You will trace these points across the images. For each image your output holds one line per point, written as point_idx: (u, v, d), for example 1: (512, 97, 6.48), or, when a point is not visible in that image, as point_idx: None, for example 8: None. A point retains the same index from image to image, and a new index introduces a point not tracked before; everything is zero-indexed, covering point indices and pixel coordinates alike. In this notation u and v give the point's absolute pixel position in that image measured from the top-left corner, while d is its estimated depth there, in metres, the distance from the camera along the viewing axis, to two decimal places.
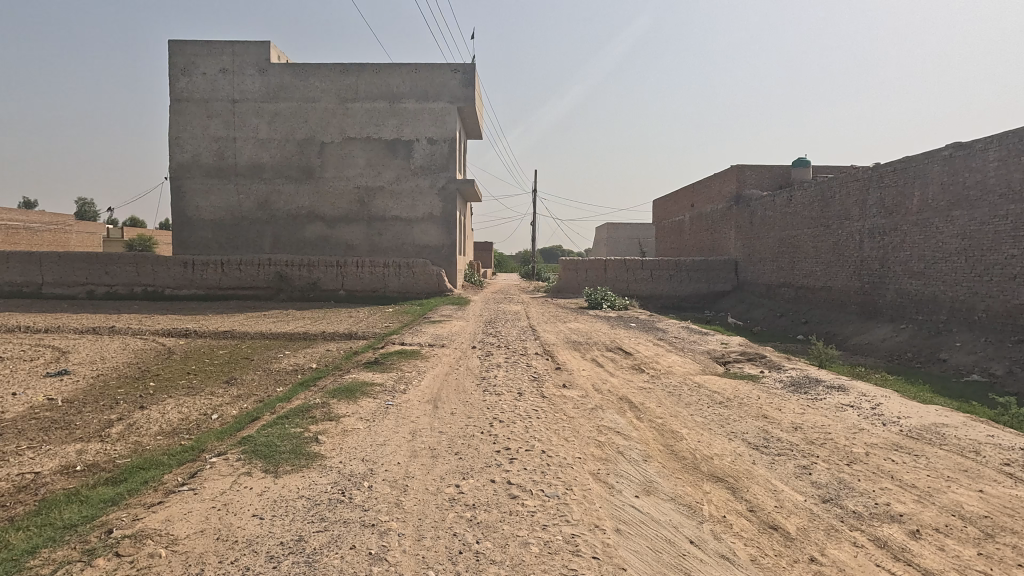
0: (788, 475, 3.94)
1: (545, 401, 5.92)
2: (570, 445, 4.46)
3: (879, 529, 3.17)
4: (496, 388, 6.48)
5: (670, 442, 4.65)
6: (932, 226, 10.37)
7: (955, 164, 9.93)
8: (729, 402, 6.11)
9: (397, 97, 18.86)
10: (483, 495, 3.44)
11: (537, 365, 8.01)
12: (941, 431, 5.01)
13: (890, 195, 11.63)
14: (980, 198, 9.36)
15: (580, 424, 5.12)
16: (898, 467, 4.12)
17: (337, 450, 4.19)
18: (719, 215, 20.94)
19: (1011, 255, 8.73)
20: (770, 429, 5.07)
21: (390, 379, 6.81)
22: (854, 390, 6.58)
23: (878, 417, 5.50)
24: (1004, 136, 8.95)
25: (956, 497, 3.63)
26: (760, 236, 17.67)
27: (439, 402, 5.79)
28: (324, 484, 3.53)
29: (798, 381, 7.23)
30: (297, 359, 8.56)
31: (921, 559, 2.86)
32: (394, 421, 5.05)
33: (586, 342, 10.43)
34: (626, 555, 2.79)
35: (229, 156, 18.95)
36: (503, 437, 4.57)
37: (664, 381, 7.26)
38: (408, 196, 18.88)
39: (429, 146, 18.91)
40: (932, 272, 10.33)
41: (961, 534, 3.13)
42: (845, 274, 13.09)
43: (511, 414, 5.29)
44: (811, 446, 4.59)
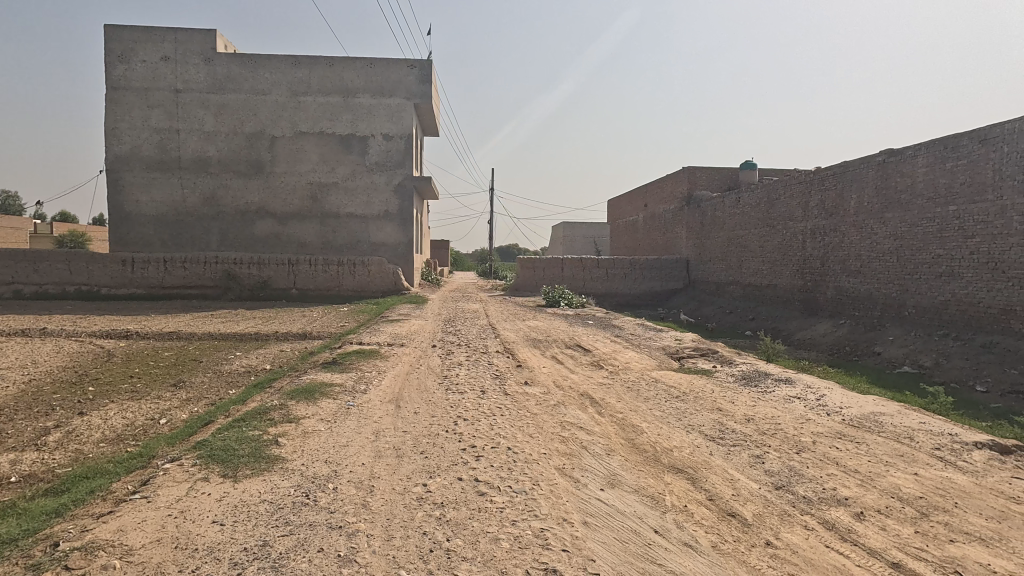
0: (744, 465, 4.12)
1: (508, 398, 5.95)
2: (534, 441, 4.51)
3: (827, 512, 3.37)
4: (458, 386, 6.45)
5: (632, 436, 4.77)
6: (868, 226, 11.04)
7: (888, 169, 10.59)
8: (685, 396, 6.34)
9: (352, 92, 18.49)
10: (451, 493, 3.44)
11: (499, 363, 8.02)
12: (879, 419, 5.36)
13: (830, 197, 12.29)
14: (910, 201, 10.00)
15: (544, 420, 5.19)
16: (842, 454, 4.37)
17: (299, 452, 4.09)
18: (671, 214, 21.51)
19: (937, 255, 9.39)
20: (724, 421, 5.28)
21: (351, 380, 6.68)
22: (800, 382, 6.95)
23: (822, 407, 5.83)
24: (932, 143, 9.60)
25: (895, 480, 3.88)
26: (710, 236, 18.26)
27: (401, 402, 5.72)
28: (287, 487, 3.45)
29: (748, 374, 7.55)
30: (250, 360, 8.30)
31: (865, 539, 3.06)
32: (356, 422, 4.97)
33: (545, 339, 10.56)
34: (595, 547, 2.85)
35: (172, 148, 18.06)
36: (469, 435, 4.58)
37: (623, 376, 7.45)
38: (363, 194, 18.55)
39: (385, 142, 18.64)
40: (869, 270, 10.98)
41: (901, 514, 3.36)
42: (790, 273, 13.70)
43: (475, 412, 5.31)
44: (763, 436, 4.81)
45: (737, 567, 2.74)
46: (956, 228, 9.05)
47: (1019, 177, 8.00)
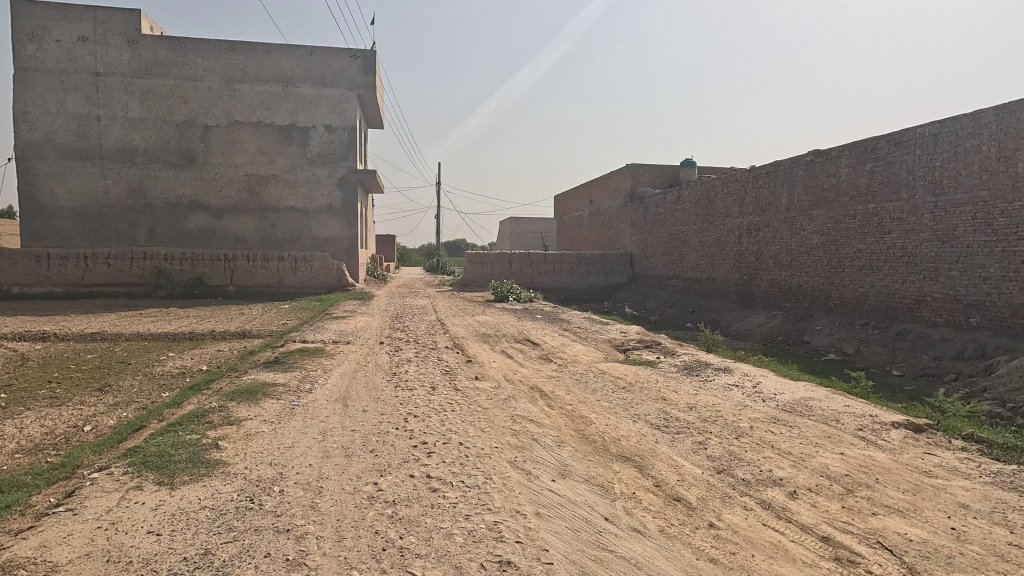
0: (688, 451, 4.29)
1: (459, 394, 5.93)
2: (486, 435, 4.52)
3: (764, 492, 3.57)
4: (407, 383, 6.37)
5: (581, 427, 4.88)
6: (798, 222, 11.70)
7: (815, 168, 11.26)
8: (632, 387, 6.53)
9: (292, 81, 17.82)
10: (403, 490, 3.40)
11: (448, 358, 7.98)
12: (809, 404, 5.72)
13: (764, 194, 12.93)
14: (835, 199, 10.68)
15: (495, 414, 5.21)
16: (777, 438, 4.63)
17: (242, 455, 3.93)
18: (616, 210, 22.02)
19: (858, 250, 10.07)
20: (669, 410, 5.48)
21: (295, 379, 6.46)
22: (738, 371, 7.31)
23: (758, 394, 6.16)
24: (853, 145, 10.28)
25: (824, 460, 4.15)
26: (653, 231, 18.83)
27: (349, 401, 5.60)
28: (229, 492, 3.30)
29: (690, 364, 7.86)
30: (185, 361, 7.86)
31: (798, 515, 3.26)
32: (302, 422, 4.82)
33: (495, 334, 10.59)
34: (548, 537, 2.90)
35: (92, 136, 16.79)
36: (419, 432, 4.53)
37: (571, 369, 7.59)
38: (305, 187, 17.94)
39: (327, 133, 18.10)
40: (799, 264, 11.63)
41: (829, 491, 3.60)
42: (728, 267, 14.33)
43: (425, 408, 5.27)
44: (705, 423, 5.02)
45: (683, 548, 2.85)
46: (875, 224, 9.75)
47: (929, 177, 8.70)
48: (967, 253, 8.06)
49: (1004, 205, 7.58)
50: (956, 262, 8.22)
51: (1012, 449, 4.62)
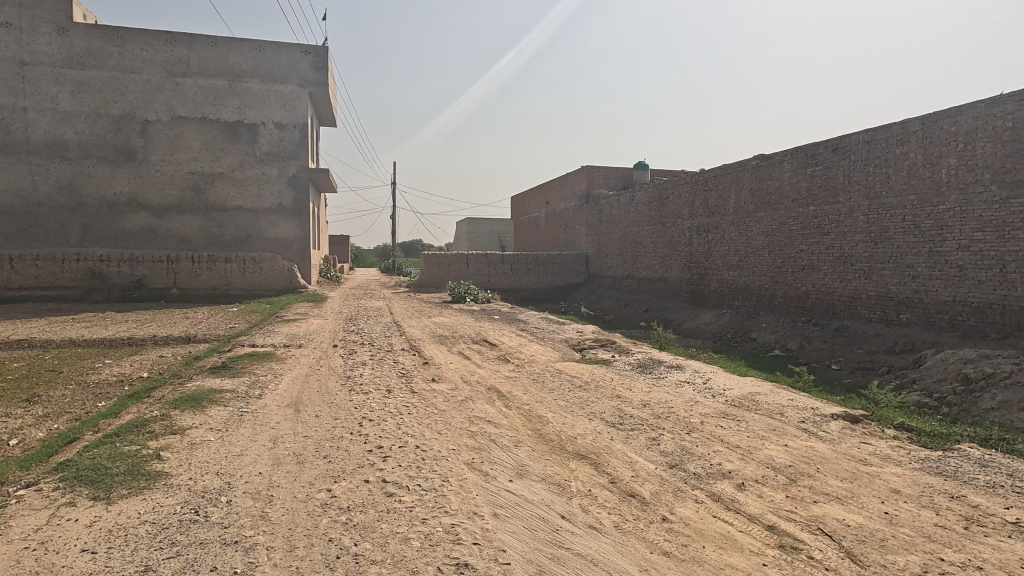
0: (642, 447, 4.39)
1: (415, 396, 5.86)
2: (443, 437, 4.49)
3: (714, 485, 3.69)
4: (362, 387, 6.24)
5: (538, 426, 4.91)
6: (744, 223, 12.16)
7: (760, 172, 11.73)
8: (587, 385, 6.63)
9: (238, 76, 17.20)
10: (358, 496, 3.34)
11: (404, 361, 7.88)
12: (756, 398, 5.95)
13: (712, 197, 13.37)
14: (779, 202, 11.15)
15: (452, 416, 5.18)
16: (726, 432, 4.80)
17: (186, 465, 3.76)
18: (571, 211, 22.30)
19: (800, 250, 10.57)
20: (623, 407, 5.59)
21: (243, 385, 6.21)
22: (689, 368, 7.54)
23: (708, 390, 6.37)
24: (794, 150, 10.78)
25: (770, 452, 4.32)
26: (607, 232, 19.17)
27: (301, 406, 5.45)
28: (172, 504, 3.15)
29: (644, 362, 8.05)
30: (123, 369, 7.45)
31: (746, 506, 3.39)
32: (251, 429, 4.65)
33: (452, 335, 10.54)
34: (505, 537, 2.90)
35: (17, 129, 15.66)
36: (374, 436, 4.45)
37: (528, 369, 7.63)
38: (253, 186, 17.33)
39: (277, 131, 17.56)
40: (746, 264, 12.09)
41: (774, 481, 3.76)
42: (679, 267, 14.74)
43: (380, 412, 5.17)
44: (658, 419, 5.14)
45: (638, 543, 2.92)
46: (815, 226, 10.25)
47: (863, 182, 9.23)
48: (897, 254, 8.59)
49: (929, 208, 8.11)
50: (888, 262, 8.74)
51: (938, 436, 4.96)
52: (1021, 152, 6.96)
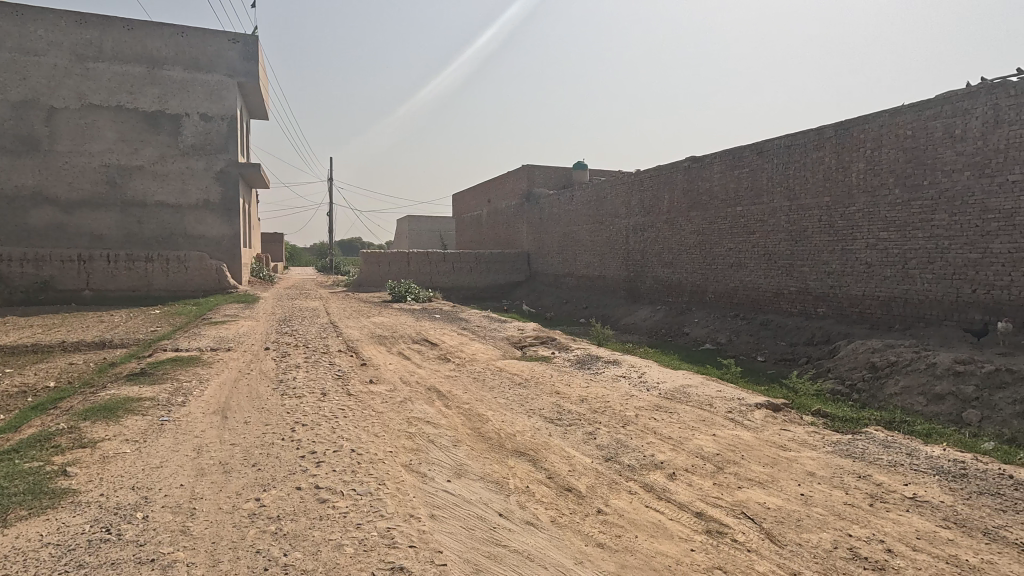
0: (579, 442, 4.47)
1: (351, 399, 5.71)
2: (380, 440, 4.40)
3: (647, 476, 3.82)
4: (296, 391, 6.01)
5: (477, 425, 4.91)
6: (677, 223, 12.65)
7: (691, 173, 12.23)
8: (527, 382, 6.69)
9: (158, 63, 16.14)
10: (288, 504, 3.21)
11: (341, 363, 7.66)
12: (687, 391, 6.21)
13: (648, 197, 13.82)
14: (709, 202, 11.66)
15: (390, 418, 5.08)
16: (659, 424, 4.98)
17: (97, 481, 3.49)
18: (512, 210, 22.43)
19: (728, 248, 11.10)
20: (561, 403, 5.68)
21: (165, 393, 5.83)
22: (625, 362, 7.76)
23: (643, 383, 6.58)
24: (722, 153, 11.31)
25: (699, 442, 4.52)
26: (548, 231, 19.42)
27: (228, 412, 5.19)
28: (80, 524, 2.91)
29: (583, 358, 8.22)
30: (26, 378, 6.83)
31: (676, 494, 3.53)
32: (172, 439, 4.38)
33: (392, 335, 10.35)
34: (442, 538, 2.88)
35: None
36: (308, 441, 4.31)
37: (469, 367, 7.62)
38: (176, 181, 16.31)
39: (202, 122, 16.62)
40: (679, 262, 12.58)
41: (703, 470, 3.94)
42: (617, 265, 15.15)
43: (314, 416, 5.01)
44: (595, 414, 5.27)
45: (573, 536, 2.97)
46: (742, 226, 10.80)
47: (784, 185, 9.81)
48: (814, 252, 9.19)
49: (842, 209, 8.72)
50: (807, 260, 9.33)
51: (850, 421, 5.35)
52: (920, 158, 7.61)
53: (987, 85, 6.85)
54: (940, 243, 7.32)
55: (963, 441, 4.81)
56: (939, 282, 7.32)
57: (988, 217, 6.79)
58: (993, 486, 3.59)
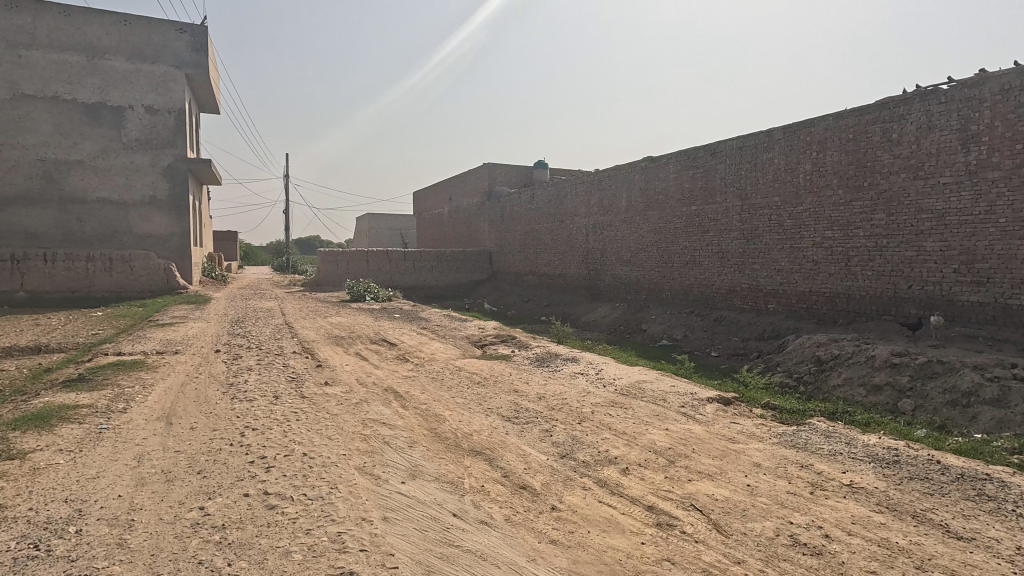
0: (535, 440, 4.50)
1: (305, 402, 5.57)
2: (333, 443, 4.31)
3: (601, 471, 3.88)
4: (246, 394, 5.82)
5: (434, 425, 4.87)
6: (635, 221, 12.88)
7: (648, 173, 12.47)
8: (486, 381, 6.69)
9: (99, 52, 15.35)
10: (235, 512, 3.11)
11: (295, 365, 7.46)
12: (642, 386, 6.33)
13: (606, 196, 14.01)
14: (665, 201, 11.92)
15: (345, 420, 4.99)
16: (614, 419, 5.06)
17: (26, 495, 3.30)
18: (474, 208, 22.35)
19: (684, 247, 11.38)
20: (519, 401, 5.70)
21: (104, 399, 5.55)
22: (583, 360, 7.86)
23: (600, 380, 6.67)
24: (677, 154, 11.58)
25: (653, 437, 4.61)
26: (509, 230, 19.45)
27: (173, 418, 4.98)
28: (5, 542, 2.74)
29: (542, 356, 8.26)
30: None
31: (628, 489, 3.60)
32: (111, 448, 4.18)
33: (349, 335, 10.15)
34: (394, 540, 2.85)
35: None
36: (257, 446, 4.18)
37: (427, 367, 7.56)
38: (119, 176, 15.53)
39: (147, 115, 15.90)
40: (637, 260, 12.82)
41: (655, 464, 4.03)
42: (577, 263, 15.31)
43: (265, 420, 4.86)
44: (551, 411, 5.31)
45: (527, 534, 2.99)
46: (696, 225, 11.08)
47: (736, 185, 10.12)
48: (764, 250, 9.52)
49: (790, 209, 9.06)
50: (758, 258, 9.66)
51: (796, 413, 5.58)
52: (861, 161, 7.98)
53: (920, 92, 7.24)
54: (879, 242, 7.70)
55: (899, 429, 5.08)
56: (879, 279, 7.70)
57: (922, 217, 7.19)
58: (922, 471, 3.81)
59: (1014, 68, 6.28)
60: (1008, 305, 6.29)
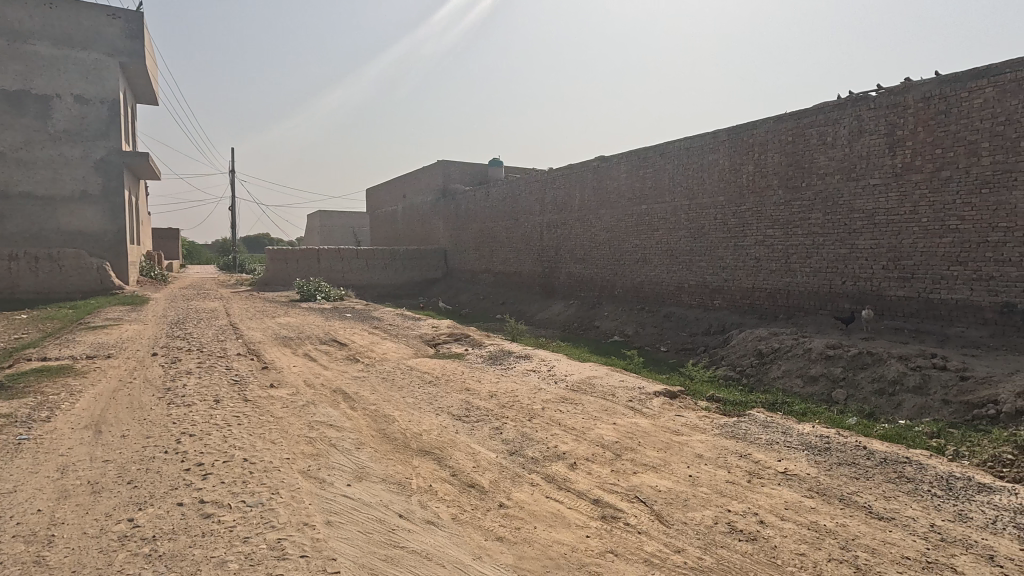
0: (484, 437, 4.51)
1: (248, 405, 5.38)
2: (277, 447, 4.18)
3: (549, 467, 3.92)
4: (184, 399, 5.57)
5: (383, 426, 4.80)
6: (588, 220, 13.06)
7: (600, 172, 12.66)
8: (437, 380, 6.64)
9: (20, 36, 14.31)
10: (167, 522, 2.98)
11: (239, 367, 7.20)
12: (592, 382, 6.44)
13: (560, 194, 14.14)
14: (617, 200, 12.15)
15: (290, 423, 4.85)
16: (564, 415, 5.12)
17: None
18: (428, 205, 22.12)
19: (635, 245, 11.63)
20: (470, 400, 5.68)
21: (25, 408, 5.19)
22: (536, 357, 7.91)
23: (551, 377, 6.74)
24: (627, 154, 11.80)
25: (601, 431, 4.69)
26: (464, 227, 19.35)
27: (103, 426, 4.71)
28: None
29: (495, 354, 8.27)
30: None
31: (575, 483, 3.65)
32: (31, 460, 3.91)
33: (298, 336, 9.88)
34: (337, 545, 2.79)
35: None
36: (195, 452, 4.01)
37: (378, 367, 7.44)
38: (46, 170, 14.55)
39: (76, 105, 14.94)
40: (590, 258, 13.01)
41: (602, 458, 4.10)
42: (532, 260, 15.40)
43: (204, 425, 4.66)
44: (502, 409, 5.33)
45: (473, 532, 2.99)
46: (647, 223, 11.33)
47: (684, 185, 10.41)
48: (711, 248, 9.84)
49: (734, 208, 9.40)
50: (704, 255, 9.97)
51: (739, 405, 5.80)
52: (799, 162, 8.35)
53: (852, 98, 7.63)
54: (816, 240, 8.09)
55: (832, 417, 5.36)
56: (816, 275, 8.10)
57: (855, 216, 7.60)
58: (849, 457, 4.03)
59: (935, 78, 6.73)
60: (930, 299, 6.74)
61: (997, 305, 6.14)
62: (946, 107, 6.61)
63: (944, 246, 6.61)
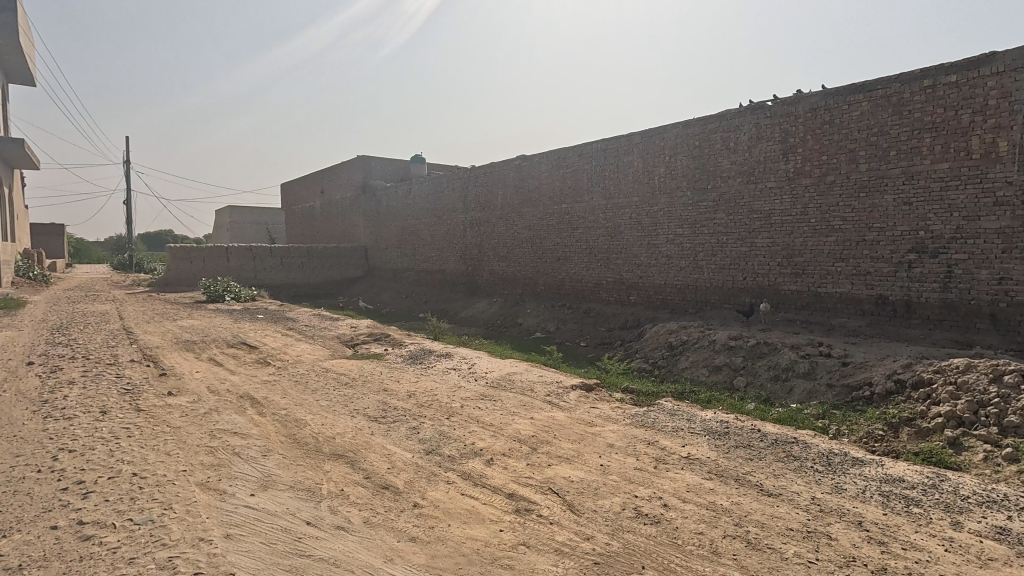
0: (401, 438, 4.42)
1: (140, 416, 4.94)
2: (172, 459, 3.88)
3: (465, 464, 3.91)
4: (65, 412, 5.02)
5: (293, 431, 4.58)
6: (510, 218, 13.17)
7: (522, 171, 12.80)
8: (354, 382, 6.43)
9: None
10: (36, 549, 2.68)
11: (131, 375, 6.60)
12: (512, 378, 6.50)
13: (483, 192, 14.15)
14: (538, 199, 12.33)
15: (189, 432, 4.52)
16: (482, 412, 5.14)
17: None
18: (348, 202, 21.39)
19: (555, 243, 11.87)
20: (387, 400, 5.56)
21: None
22: (457, 355, 7.86)
23: (472, 374, 6.72)
24: (547, 153, 12.00)
25: (518, 426, 4.75)
26: (386, 225, 18.88)
27: None
28: None
29: (415, 353, 8.13)
30: None
31: (491, 479, 3.67)
32: None
33: (202, 340, 9.21)
34: (236, 558, 2.63)
35: None
36: (75, 469, 3.63)
37: (290, 370, 7.10)
38: None
39: None
40: (513, 255, 13.12)
41: (518, 452, 4.15)
42: (455, 258, 15.30)
43: (88, 440, 4.24)
44: (420, 408, 5.25)
45: (385, 534, 2.93)
46: (566, 222, 11.60)
47: (601, 185, 10.75)
48: (626, 246, 10.23)
49: (647, 208, 9.83)
50: (621, 253, 10.35)
51: (651, 395, 6.07)
52: (705, 166, 8.86)
53: (752, 106, 8.18)
54: (720, 238, 8.63)
55: (734, 404, 5.75)
56: (721, 272, 8.63)
57: (754, 217, 8.18)
58: (746, 440, 4.34)
59: (821, 91, 7.37)
60: (818, 293, 7.39)
61: (873, 297, 6.84)
62: (830, 118, 7.26)
63: (829, 245, 7.27)
